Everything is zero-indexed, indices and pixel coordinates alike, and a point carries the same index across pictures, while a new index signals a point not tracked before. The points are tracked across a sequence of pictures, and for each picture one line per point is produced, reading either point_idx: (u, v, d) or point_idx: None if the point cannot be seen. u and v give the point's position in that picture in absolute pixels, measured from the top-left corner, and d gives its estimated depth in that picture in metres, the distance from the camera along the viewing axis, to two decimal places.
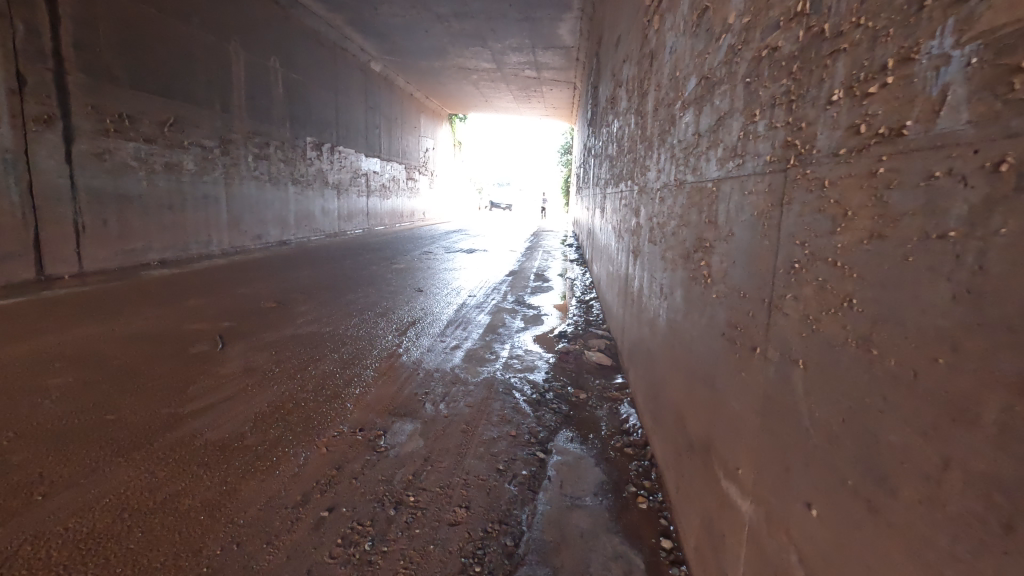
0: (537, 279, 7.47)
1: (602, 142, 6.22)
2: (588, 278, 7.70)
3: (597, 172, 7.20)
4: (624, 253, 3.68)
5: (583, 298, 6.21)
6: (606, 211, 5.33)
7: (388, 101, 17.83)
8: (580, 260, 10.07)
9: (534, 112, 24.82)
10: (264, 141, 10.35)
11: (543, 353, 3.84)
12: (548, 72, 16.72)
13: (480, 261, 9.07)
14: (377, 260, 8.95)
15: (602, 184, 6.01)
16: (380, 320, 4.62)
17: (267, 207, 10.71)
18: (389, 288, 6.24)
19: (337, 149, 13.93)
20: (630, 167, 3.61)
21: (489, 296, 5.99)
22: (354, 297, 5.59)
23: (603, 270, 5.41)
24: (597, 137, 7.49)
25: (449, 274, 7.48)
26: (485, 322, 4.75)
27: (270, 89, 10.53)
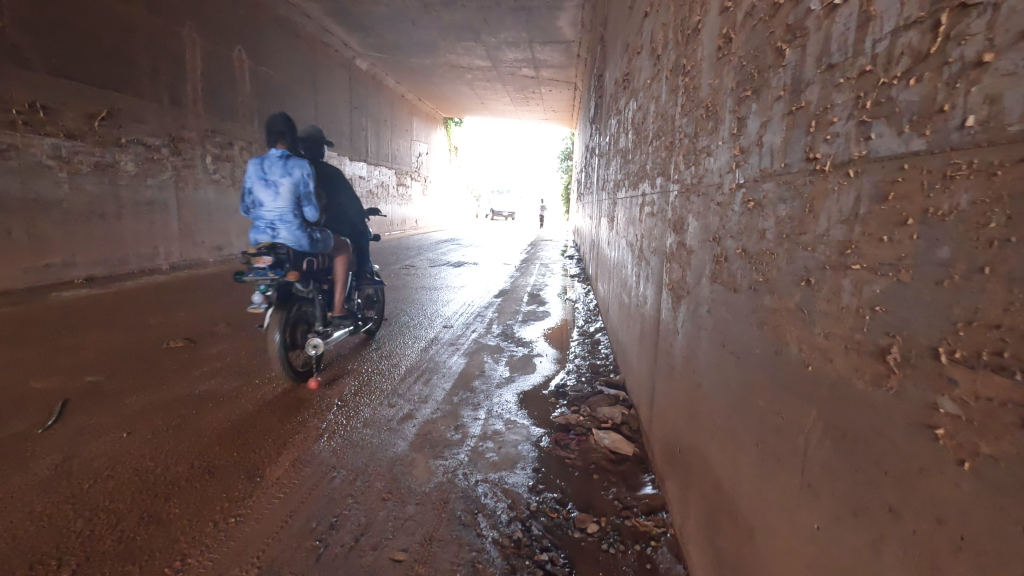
0: (533, 302, 6.30)
1: (610, 140, 5.11)
2: (592, 299, 6.53)
3: (603, 176, 6.10)
4: (649, 284, 2.53)
5: (588, 330, 5.01)
6: (617, 220, 4.17)
7: (375, 102, 16.73)
8: (583, 276, 8.89)
9: (533, 116, 23.68)
10: (225, 140, 9.27)
11: (533, 428, 2.68)
12: (547, 70, 15.66)
13: (468, 278, 7.90)
14: (349, 277, 7.77)
15: (610, 189, 4.90)
16: (312, 370, 3.43)
17: (230, 216, 9.61)
18: (346, 316, 5.07)
19: (316, 152, 12.83)
20: (656, 164, 2.50)
21: (469, 328, 4.79)
22: None
23: (614, 299, 4.25)
24: (602, 134, 6.37)
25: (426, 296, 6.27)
26: (456, 370, 3.57)
27: (236, 85, 9.50)
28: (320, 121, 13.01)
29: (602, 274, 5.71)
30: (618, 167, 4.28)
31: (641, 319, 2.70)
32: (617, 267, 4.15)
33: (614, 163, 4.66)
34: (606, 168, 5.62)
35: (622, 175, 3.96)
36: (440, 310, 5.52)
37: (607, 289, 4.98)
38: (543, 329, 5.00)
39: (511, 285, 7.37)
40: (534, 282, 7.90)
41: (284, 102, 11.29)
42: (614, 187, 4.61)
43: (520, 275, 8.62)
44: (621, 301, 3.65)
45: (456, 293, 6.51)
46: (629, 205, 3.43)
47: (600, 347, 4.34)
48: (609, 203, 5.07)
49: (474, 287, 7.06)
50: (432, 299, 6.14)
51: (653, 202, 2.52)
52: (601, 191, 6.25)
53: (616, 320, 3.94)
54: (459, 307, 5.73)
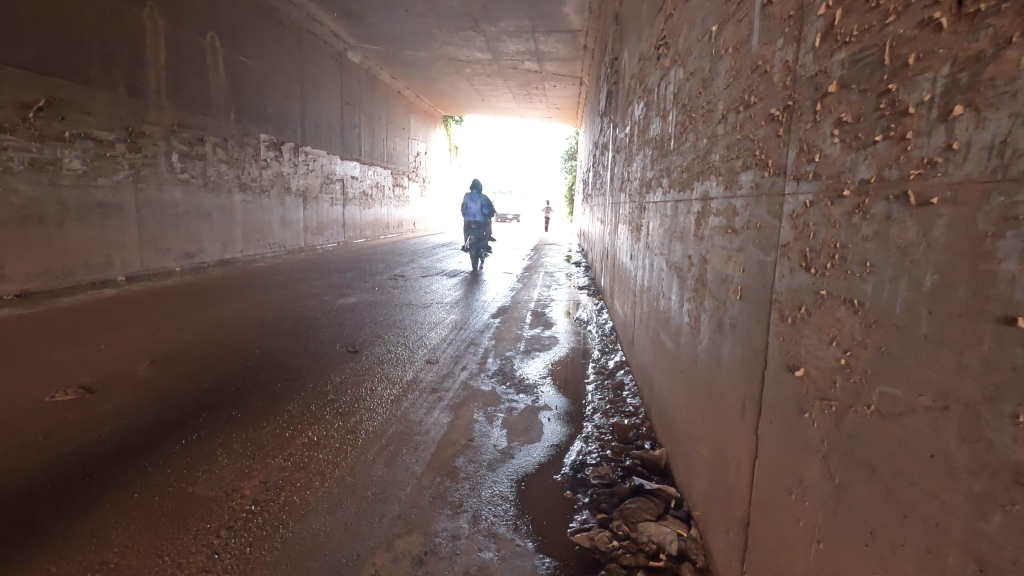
0: (538, 323, 5.34)
1: (633, 133, 4.18)
2: (606, 319, 5.59)
3: (620, 176, 5.18)
4: (727, 341, 1.61)
5: (607, 365, 4.04)
6: (647, 229, 3.25)
7: (369, 98, 15.82)
8: (593, 287, 7.96)
9: (536, 113, 22.74)
10: (195, 136, 8.39)
11: (541, 560, 1.76)
12: (551, 64, 14.75)
13: (463, 292, 6.95)
14: (329, 291, 6.83)
15: (634, 192, 3.96)
16: (236, 437, 2.50)
17: (202, 220, 8.72)
18: (309, 346, 4.15)
19: (301, 150, 11.92)
20: (739, 156, 1.58)
21: (458, 364, 3.84)
22: (236, 369, 3.51)
23: (643, 330, 3.31)
24: (619, 128, 5.43)
25: (412, 317, 5.33)
26: (436, 437, 2.63)
27: (208, 75, 8.61)
28: (307, 117, 12.10)
29: (620, 292, 4.77)
30: (647, 164, 3.34)
31: (710, 389, 1.74)
32: (647, 290, 3.21)
33: (640, 159, 3.72)
34: (625, 167, 4.67)
35: (656, 173, 3.03)
36: (427, 336, 4.59)
37: (629, 313, 4.02)
38: (550, 363, 4.05)
39: (511, 301, 6.41)
40: (537, 296, 6.94)
41: (266, 96, 10.39)
42: (641, 189, 3.65)
43: (523, 287, 7.67)
44: (659, 341, 2.70)
45: (448, 313, 5.56)
46: (674, 214, 2.48)
47: (624, 390, 3.38)
48: (630, 210, 4.13)
49: (470, 303, 6.11)
50: (419, 320, 5.21)
51: (735, 216, 1.58)
52: (617, 195, 5.33)
53: (648, 362, 3.00)
54: (449, 332, 4.78)
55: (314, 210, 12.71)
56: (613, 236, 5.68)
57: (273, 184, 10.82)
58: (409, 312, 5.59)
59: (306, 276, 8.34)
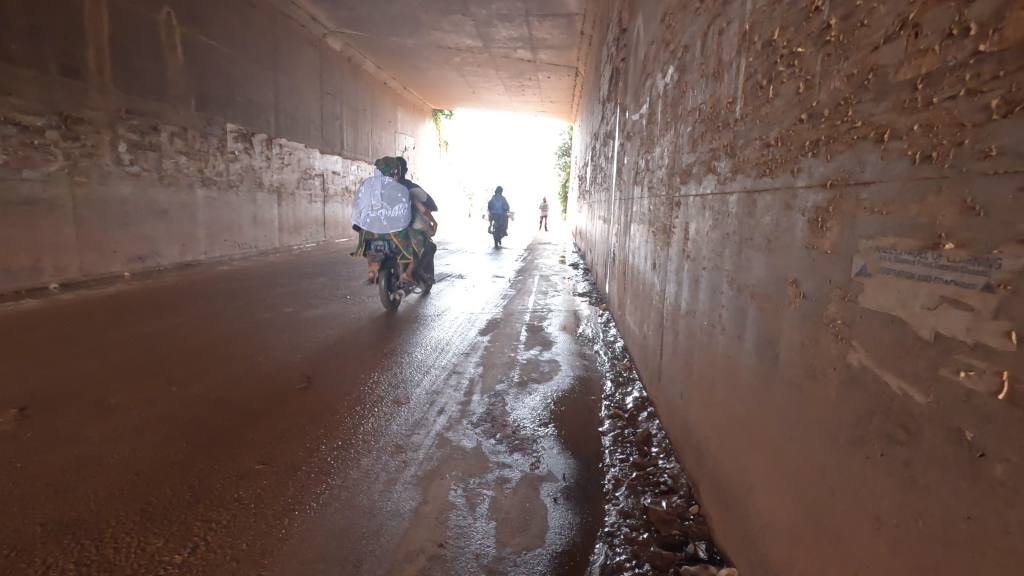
0: (534, 341, 4.49)
1: (656, 110, 3.34)
2: (615, 335, 4.77)
3: (632, 169, 4.34)
4: (940, 469, 0.80)
5: (623, 403, 3.18)
6: (684, 232, 2.43)
7: (352, 88, 14.89)
8: (594, 293, 7.15)
9: (528, 106, 21.83)
10: (148, 124, 7.52)
11: None
12: (544, 52, 13.94)
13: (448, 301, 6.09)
14: (293, 301, 5.96)
15: (658, 186, 3.12)
16: (81, 559, 1.68)
17: (158, 219, 7.84)
18: (247, 379, 3.28)
19: (274, 142, 11.01)
20: (992, 89, 0.75)
21: (434, 407, 2.98)
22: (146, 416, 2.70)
23: (678, 368, 2.46)
24: (630, 111, 4.60)
25: (383, 336, 4.46)
26: (392, 544, 1.79)
27: (164, 57, 7.72)
28: (282, 107, 11.19)
29: (633, 306, 3.96)
30: (684, 146, 2.52)
31: (880, 552, 0.92)
32: (686, 312, 2.38)
33: (669, 142, 2.89)
34: (641, 155, 3.84)
35: (702, 156, 2.20)
36: (398, 363, 3.73)
37: (651, 337, 3.18)
38: (551, 401, 3.19)
39: (503, 313, 5.54)
40: (533, 306, 6.07)
41: (233, 82, 9.48)
42: (670, 180, 2.82)
43: (516, 294, 6.80)
44: (716, 397, 1.86)
45: (427, 330, 4.68)
46: (747, 211, 1.65)
47: (652, 448, 2.54)
48: (652, 206, 3.28)
49: (454, 317, 5.24)
50: (392, 340, 4.35)
51: (975, 214, 0.76)
52: (628, 191, 4.50)
53: (693, 418, 2.16)
54: (426, 356, 3.91)
55: (290, 207, 11.86)
56: (622, 238, 4.84)
57: (243, 179, 9.95)
58: (384, 327, 4.76)
59: (273, 280, 7.46)
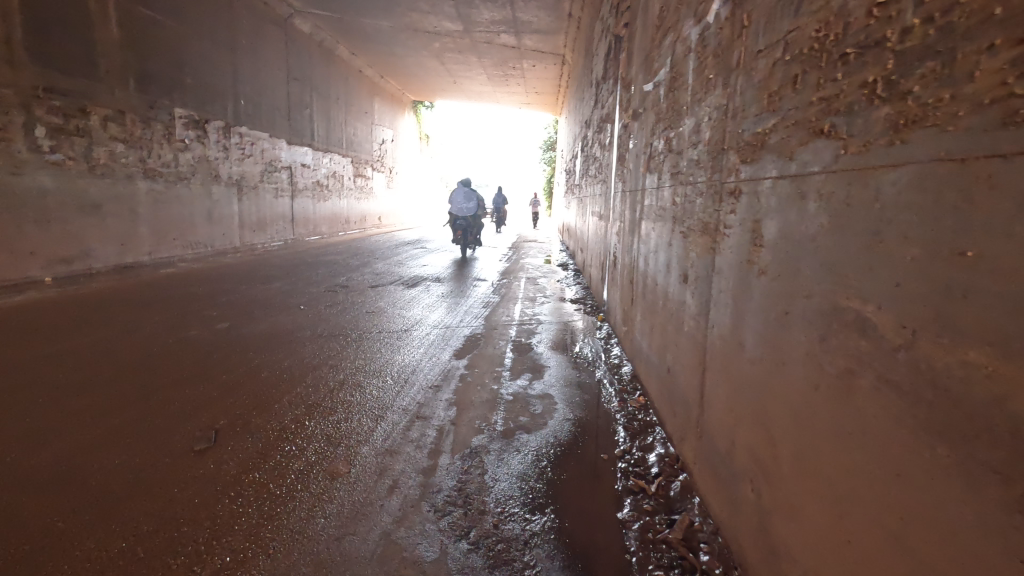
0: (522, 367, 3.62)
1: (684, 72, 2.53)
2: (618, 353, 3.96)
3: (642, 156, 3.52)
4: None
5: (645, 465, 2.34)
6: (754, 235, 1.61)
7: (322, 74, 13.84)
8: (588, 298, 6.35)
9: (513, 97, 20.90)
10: (73, 105, 6.54)
11: None
12: (530, 38, 13.11)
13: (420, 313, 5.18)
14: (235, 311, 5.01)
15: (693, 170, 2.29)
16: None
17: (90, 214, 6.87)
18: (126, 437, 2.38)
19: (232, 130, 9.98)
20: None
21: (382, 480, 2.12)
22: None
23: (745, 440, 1.63)
24: (639, 83, 3.76)
25: (333, 361, 3.56)
26: None
27: (94, 29, 6.74)
28: (241, 92, 10.17)
29: (648, 324, 3.16)
30: (748, 107, 1.70)
31: None
32: (760, 360, 1.54)
33: (713, 108, 2.07)
34: (659, 135, 3.02)
35: (795, 116, 1.38)
36: (345, 403, 2.84)
37: (682, 373, 2.34)
38: (547, 463, 2.34)
39: (484, 327, 4.67)
40: (519, 317, 5.19)
41: (184, 62, 8.50)
42: (716, 163, 2.00)
43: (499, 302, 5.92)
44: (863, 541, 1.03)
45: (389, 352, 3.79)
46: (957, 205, 0.83)
47: (701, 558, 1.72)
48: (681, 199, 2.47)
49: (426, 333, 4.36)
50: (345, 367, 3.44)
51: None
52: (637, 182, 3.67)
53: (788, 539, 1.33)
54: (384, 392, 3.03)
55: (251, 202, 10.83)
56: (626, 238, 4.02)
57: (196, 170, 8.96)
58: (337, 347, 3.89)
59: (219, 285, 6.47)
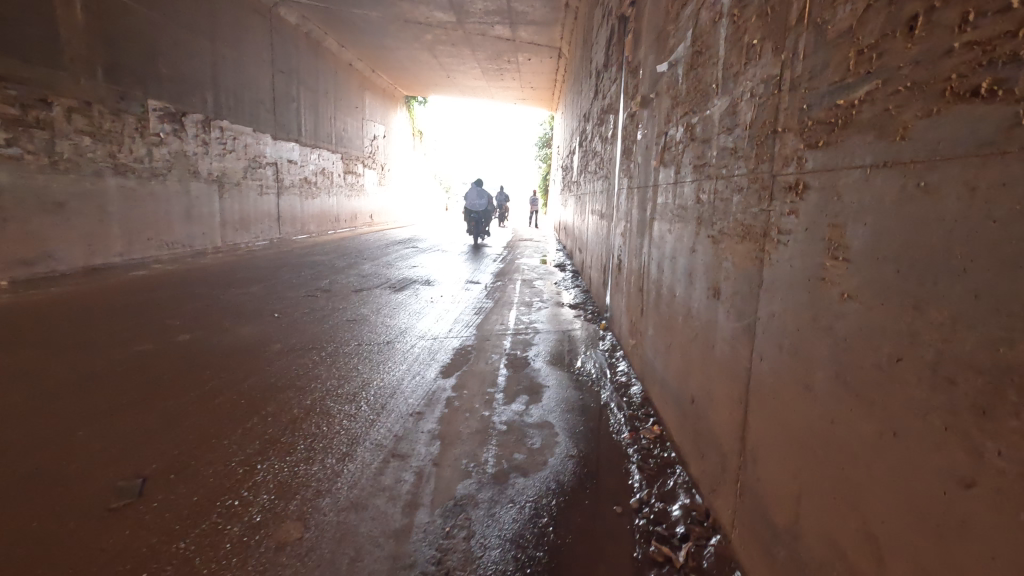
0: (518, 386, 3.20)
1: (710, 45, 2.12)
2: (625, 368, 3.55)
3: (653, 148, 3.11)
4: None
5: (669, 521, 1.92)
6: (830, 246, 1.20)
7: (310, 67, 13.35)
8: (588, 302, 5.95)
9: (507, 93, 20.43)
10: (31, 94, 6.05)
11: None
12: (525, 30, 12.69)
13: (406, 320, 4.75)
14: (201, 318, 4.55)
15: (728, 161, 1.87)
16: None
17: (53, 212, 6.39)
18: (27, 491, 1.93)
19: (212, 124, 9.51)
20: None
21: (342, 551, 1.69)
22: None
23: (820, 521, 1.21)
24: (648, 66, 3.35)
25: (303, 379, 3.12)
26: None
27: (57, 13, 6.27)
28: (222, 84, 9.70)
29: (662, 339, 2.75)
30: (817, 75, 1.29)
31: None
32: (847, 419, 1.12)
33: (756, 83, 1.66)
34: (676, 122, 2.61)
35: (913, 74, 0.96)
36: (310, 435, 2.41)
37: (713, 409, 1.92)
38: (547, 520, 1.92)
39: (476, 338, 4.24)
40: (514, 325, 4.77)
41: (158, 51, 8.02)
42: (763, 151, 1.58)
43: (492, 308, 5.49)
44: None
45: (368, 368, 3.36)
46: None
47: None
48: (709, 197, 2.06)
49: (411, 346, 3.93)
50: (315, 387, 3.01)
51: None
52: (646, 177, 3.26)
53: None
54: (357, 421, 2.60)
55: (233, 200, 10.36)
56: (634, 240, 3.60)
57: (172, 166, 8.49)
58: (310, 363, 3.45)
59: (192, 288, 6.02)
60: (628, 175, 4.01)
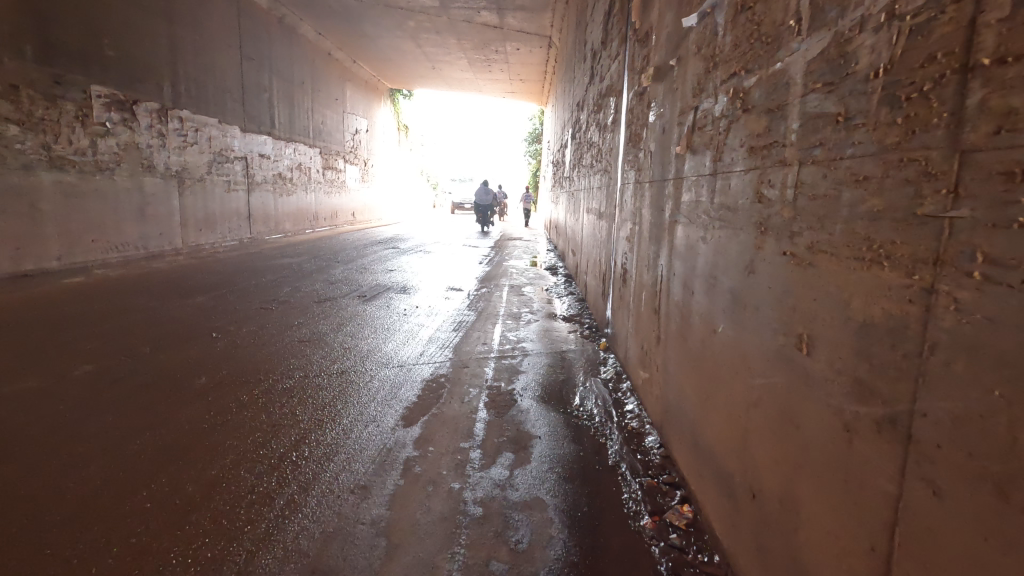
0: (500, 438, 2.49)
1: None
2: (633, 404, 2.90)
3: (675, 130, 2.40)
4: None
5: None
6: None
7: (282, 55, 12.48)
8: (583, 312, 5.29)
9: (495, 85, 19.63)
10: None
11: None
12: (513, 16, 11.97)
13: (370, 340, 4.00)
14: (124, 336, 3.81)
15: (831, 137, 1.16)
16: None
17: None
18: None
19: (170, 114, 8.68)
20: None
21: None
22: None
23: None
24: (666, 28, 2.63)
25: (219, 435, 2.39)
26: None
27: None
28: (180, 70, 8.86)
29: (689, 381, 2.08)
30: None
31: None
32: None
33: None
34: (717, 90, 1.90)
35: None
36: (203, 538, 1.72)
37: (803, 531, 1.21)
38: None
39: (451, 365, 3.51)
40: (499, 345, 4.04)
41: (103, 31, 7.20)
42: (935, 110, 0.87)
43: (474, 322, 4.75)
44: None
45: (308, 413, 2.62)
46: None
47: None
48: (787, 194, 1.34)
49: (370, 377, 3.19)
50: (231, 449, 2.28)
51: None
52: (665, 169, 2.55)
53: None
54: (274, 508, 1.88)
55: (196, 197, 9.51)
56: (646, 247, 2.88)
57: (123, 159, 7.69)
58: (240, 400, 2.77)
59: (128, 297, 5.23)
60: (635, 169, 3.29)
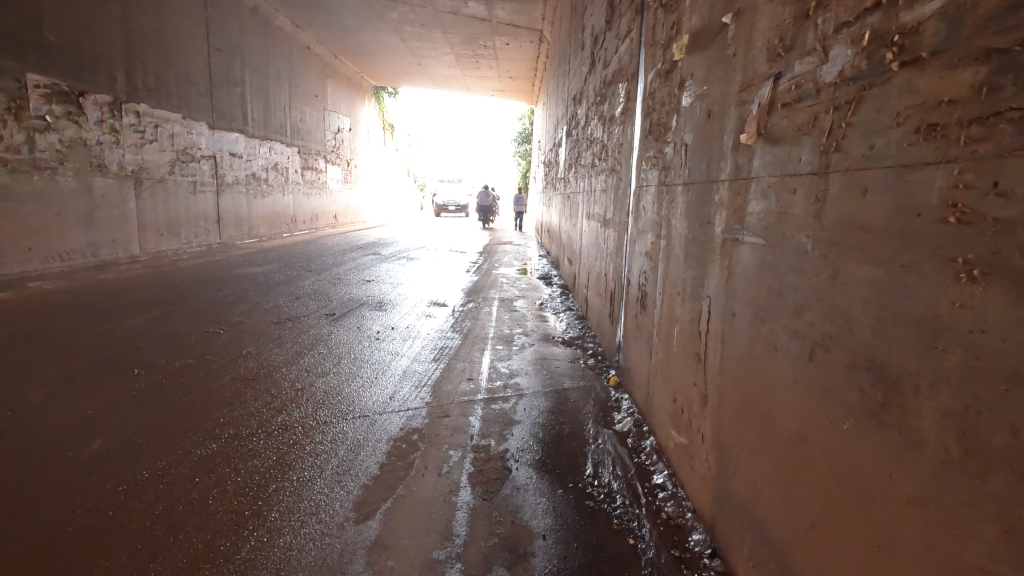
0: (490, 540, 1.81)
1: None
2: (662, 474, 2.23)
3: (730, 115, 1.75)
4: None
5: None
6: None
7: (255, 47, 11.70)
8: (585, 331, 4.63)
9: (483, 83, 18.91)
10: None
11: None
12: (502, 8, 11.33)
13: (329, 376, 3.28)
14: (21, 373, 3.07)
15: None
16: None
17: None
18: None
19: (124, 108, 7.91)
20: None
21: None
22: None
23: None
24: None
25: (86, 548, 1.69)
26: None
27: None
28: (137, 60, 8.09)
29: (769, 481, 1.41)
30: None
31: None
32: None
33: None
34: (819, 49, 1.25)
35: None
36: None
37: None
38: None
39: (428, 412, 2.81)
40: (488, 380, 3.34)
41: (42, 13, 6.44)
42: None
43: (458, 347, 4.04)
44: None
45: (223, 502, 1.92)
46: None
47: None
48: None
49: (319, 435, 2.48)
50: None
51: None
52: (712, 168, 1.89)
53: None
54: None
55: (157, 199, 8.72)
56: (680, 271, 2.21)
57: (67, 156, 6.92)
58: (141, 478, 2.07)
59: (54, 316, 4.48)
60: (658, 169, 2.64)
